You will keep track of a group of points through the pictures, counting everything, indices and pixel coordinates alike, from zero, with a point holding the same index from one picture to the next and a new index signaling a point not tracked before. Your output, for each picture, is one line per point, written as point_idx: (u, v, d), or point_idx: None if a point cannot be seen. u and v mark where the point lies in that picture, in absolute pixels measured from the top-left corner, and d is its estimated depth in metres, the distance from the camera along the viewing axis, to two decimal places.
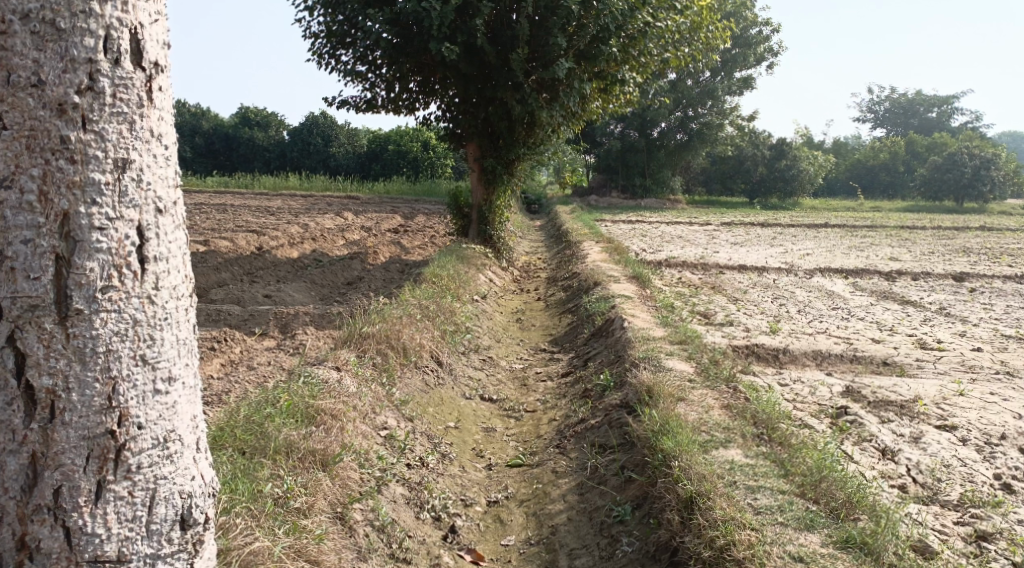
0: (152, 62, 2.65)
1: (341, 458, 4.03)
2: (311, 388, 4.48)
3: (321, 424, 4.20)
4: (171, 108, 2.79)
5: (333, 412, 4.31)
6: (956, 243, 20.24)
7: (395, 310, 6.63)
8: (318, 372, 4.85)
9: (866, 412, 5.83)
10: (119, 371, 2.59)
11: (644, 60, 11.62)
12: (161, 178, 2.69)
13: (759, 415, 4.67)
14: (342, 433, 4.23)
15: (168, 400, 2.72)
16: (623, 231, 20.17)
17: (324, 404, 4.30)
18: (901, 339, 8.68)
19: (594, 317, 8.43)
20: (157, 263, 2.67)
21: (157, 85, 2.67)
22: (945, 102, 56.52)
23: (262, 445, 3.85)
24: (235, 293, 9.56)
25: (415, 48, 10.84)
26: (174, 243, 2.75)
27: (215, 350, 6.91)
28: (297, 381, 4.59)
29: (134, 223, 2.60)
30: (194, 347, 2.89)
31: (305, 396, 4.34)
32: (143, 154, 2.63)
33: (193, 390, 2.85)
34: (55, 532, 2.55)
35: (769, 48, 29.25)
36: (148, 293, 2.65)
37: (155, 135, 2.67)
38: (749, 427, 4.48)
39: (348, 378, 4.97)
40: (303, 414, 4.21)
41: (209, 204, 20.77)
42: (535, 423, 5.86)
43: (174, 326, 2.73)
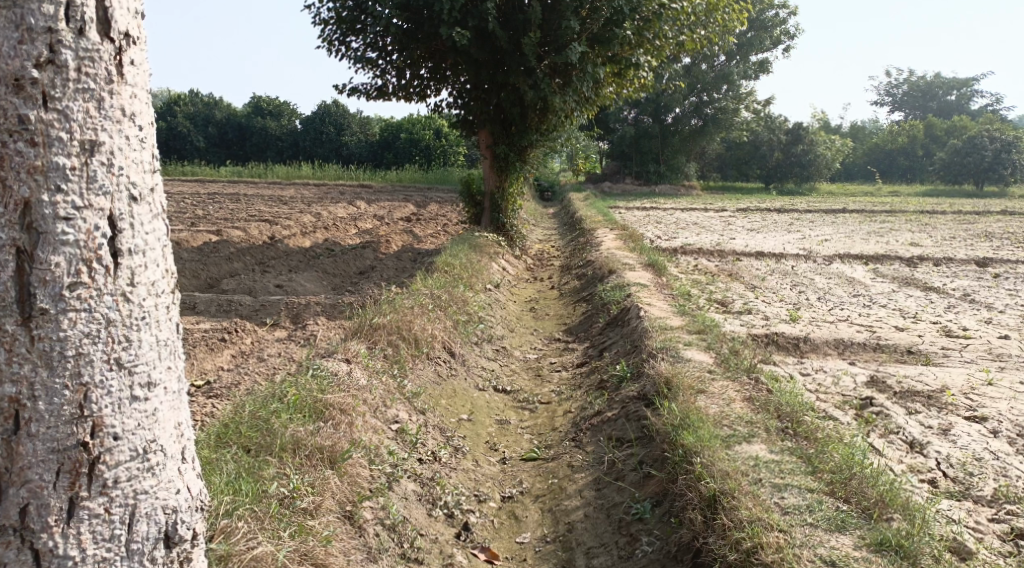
0: (123, 33, 2.55)
1: (350, 454, 3.91)
2: (320, 381, 4.35)
3: (329, 419, 4.08)
4: (145, 84, 2.69)
5: (341, 406, 4.19)
6: (978, 228, 19.88)
7: (406, 301, 6.50)
8: (327, 364, 4.72)
9: (892, 403, 5.66)
10: (92, 377, 2.50)
11: (659, 43, 11.40)
12: (135, 162, 2.60)
13: (782, 407, 4.51)
14: (351, 429, 4.11)
15: (147, 408, 2.65)
16: (638, 217, 19.97)
17: (332, 399, 4.18)
18: (924, 326, 8.47)
19: (609, 306, 8.27)
20: (131, 257, 2.58)
21: (128, 59, 2.57)
22: (965, 84, 55.65)
23: (267, 443, 3.73)
24: (246, 283, 9.46)
25: (426, 33, 10.68)
26: (150, 234, 2.66)
27: (225, 340, 6.81)
28: (306, 374, 4.46)
29: (105, 212, 2.51)
30: (176, 349, 2.81)
31: (312, 390, 4.21)
32: (114, 136, 2.53)
33: (175, 396, 2.79)
34: (22, 555, 2.45)
35: (786, 31, 28.77)
36: (122, 290, 2.56)
37: (127, 114, 2.57)
38: (773, 420, 4.32)
39: (358, 370, 4.84)
40: (311, 409, 4.09)
41: (222, 193, 20.73)
42: (550, 416, 5.72)
43: (152, 326, 2.65)
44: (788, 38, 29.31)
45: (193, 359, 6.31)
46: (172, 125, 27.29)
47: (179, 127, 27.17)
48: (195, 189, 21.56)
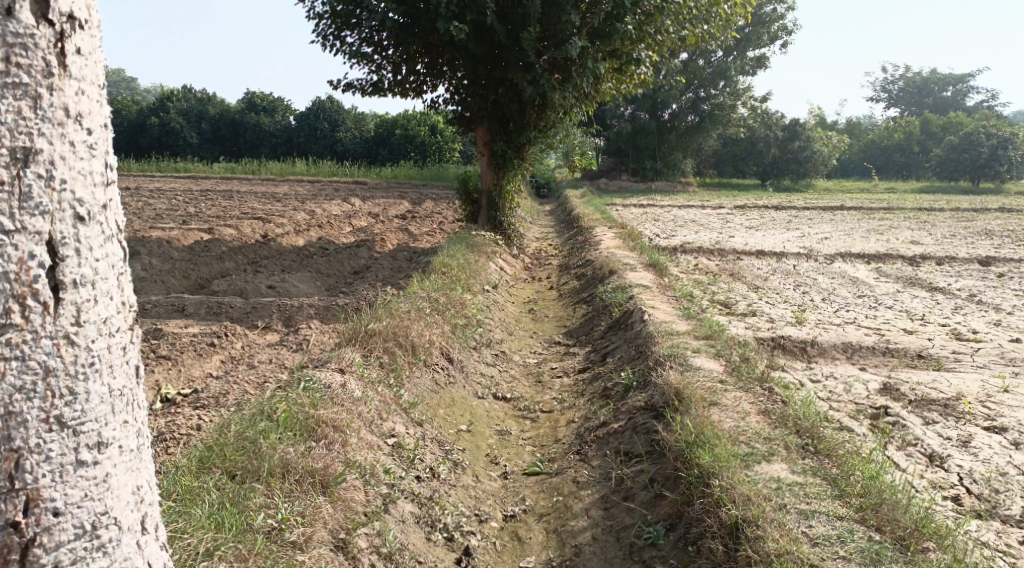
0: (65, 15, 2.25)
1: (344, 477, 3.69)
2: (312, 395, 4.12)
3: (322, 438, 3.87)
4: (93, 77, 2.39)
5: (335, 423, 3.97)
6: (978, 226, 19.69)
7: (403, 304, 6.27)
8: (321, 375, 4.49)
9: (908, 413, 5.45)
10: (25, 441, 2.20)
11: (660, 38, 11.16)
12: (80, 174, 2.30)
13: (799, 422, 4.30)
14: (345, 448, 3.89)
15: (96, 474, 2.35)
16: (635, 215, 19.78)
17: (326, 415, 3.96)
18: (933, 329, 8.26)
19: (611, 308, 8.04)
20: (76, 290, 2.27)
21: (72, 45, 2.27)
22: (960, 81, 55.51)
23: (254, 467, 3.51)
24: (238, 284, 9.22)
25: (423, 28, 10.44)
26: (100, 261, 2.36)
27: (215, 346, 6.58)
28: (297, 387, 4.23)
29: (41, 236, 2.20)
30: (133, 399, 2.52)
31: (304, 405, 3.99)
32: (54, 142, 2.23)
33: (132, 456, 2.49)
34: None
35: (783, 27, 28.44)
36: (65, 331, 2.25)
37: (71, 115, 2.28)
38: (793, 436, 4.13)
39: (353, 381, 4.60)
40: (302, 426, 3.87)
41: (215, 190, 20.51)
42: (552, 426, 5.49)
43: (102, 374, 2.35)
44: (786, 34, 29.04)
45: (181, 365, 6.09)
46: (165, 121, 27.15)
47: (172, 123, 27.05)
48: (187, 186, 21.34)
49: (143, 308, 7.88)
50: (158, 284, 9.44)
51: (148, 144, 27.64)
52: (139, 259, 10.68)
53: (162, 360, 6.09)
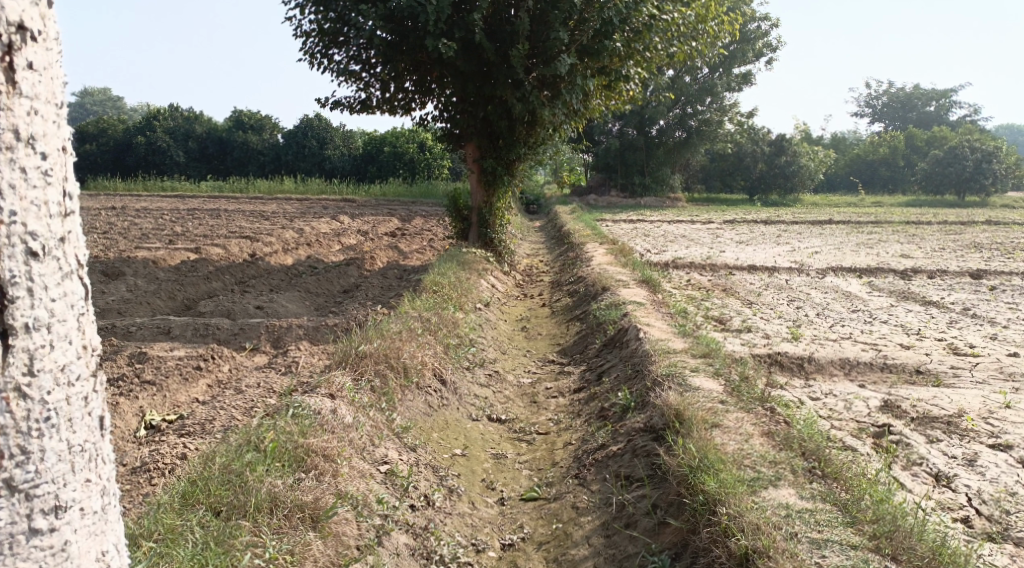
0: (15, 24, 2.10)
1: (336, 510, 3.57)
2: (301, 423, 3.98)
3: (313, 468, 3.75)
4: (49, 94, 2.23)
5: (326, 451, 3.85)
6: (966, 239, 19.73)
7: (394, 325, 6.14)
8: (310, 400, 4.34)
9: (911, 431, 5.35)
10: None
11: (649, 55, 11.12)
12: (33, 206, 2.16)
13: (804, 444, 4.22)
14: (337, 480, 3.76)
15: (52, 540, 2.23)
16: (625, 230, 19.73)
17: (316, 444, 3.83)
18: (930, 344, 8.18)
19: (605, 326, 7.93)
20: (29, 336, 2.15)
21: (22, 60, 2.13)
22: (944, 95, 55.97)
23: (241, 503, 3.38)
24: (225, 305, 9.08)
25: (411, 45, 10.36)
26: (58, 301, 2.24)
27: (201, 369, 6.45)
28: (285, 414, 4.08)
29: None
30: (97, 454, 2.40)
31: (293, 433, 3.85)
32: (3, 172, 2.10)
33: (95, 519, 2.37)
34: None
35: (768, 44, 28.59)
36: (18, 381, 2.14)
37: (23, 139, 2.15)
38: (799, 460, 4.05)
39: (344, 406, 4.46)
40: (291, 456, 3.75)
41: (202, 209, 20.35)
42: (549, 448, 5.36)
43: (59, 430, 2.23)
44: (771, 50, 29.18)
45: (166, 390, 5.95)
46: (152, 140, 27.11)
47: (159, 142, 26.99)
48: (174, 205, 21.16)
49: (127, 332, 7.73)
50: (142, 305, 9.29)
51: (135, 163, 27.47)
52: (124, 282, 10.53)
53: (147, 385, 5.95)
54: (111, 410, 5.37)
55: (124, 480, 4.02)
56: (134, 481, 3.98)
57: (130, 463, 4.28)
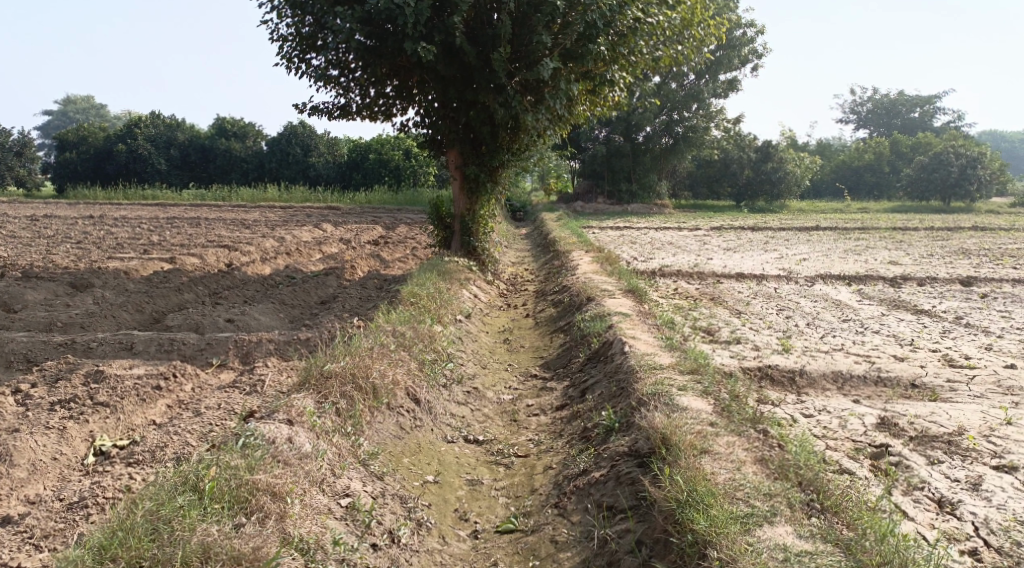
0: None
1: (280, 559, 3.63)
2: (250, 457, 3.99)
3: (257, 511, 3.79)
4: None
5: (275, 490, 3.88)
6: (955, 245, 19.55)
7: (365, 340, 5.79)
8: (264, 427, 4.29)
9: (911, 451, 5.04)
10: None
11: (634, 59, 10.84)
12: None
13: (801, 473, 4.09)
14: (284, 522, 3.81)
15: None
16: (612, 238, 19.44)
17: (262, 482, 3.86)
18: (925, 356, 7.90)
19: (590, 339, 7.61)
20: None
21: None
22: (928, 101, 56.10)
23: (168, 555, 3.48)
24: (193, 318, 8.72)
25: (390, 49, 10.02)
26: None
27: (161, 390, 6.13)
28: (235, 445, 4.09)
29: None
30: None
31: (238, 470, 3.88)
32: None
33: None
34: None
35: (754, 50, 28.41)
36: None
37: None
38: (796, 491, 3.96)
39: (303, 435, 4.38)
40: (230, 496, 3.79)
41: (182, 217, 19.95)
42: (528, 473, 5.04)
43: None
44: (756, 56, 28.99)
45: (120, 413, 5.68)
46: (133, 147, 26.61)
47: (140, 149, 26.49)
48: (154, 213, 20.73)
49: (87, 348, 7.37)
50: (107, 319, 8.95)
51: (116, 171, 26.96)
52: (91, 294, 10.18)
53: (99, 407, 5.68)
54: (57, 436, 5.03)
55: (58, 518, 3.98)
56: (68, 518, 3.96)
57: (67, 498, 4.12)
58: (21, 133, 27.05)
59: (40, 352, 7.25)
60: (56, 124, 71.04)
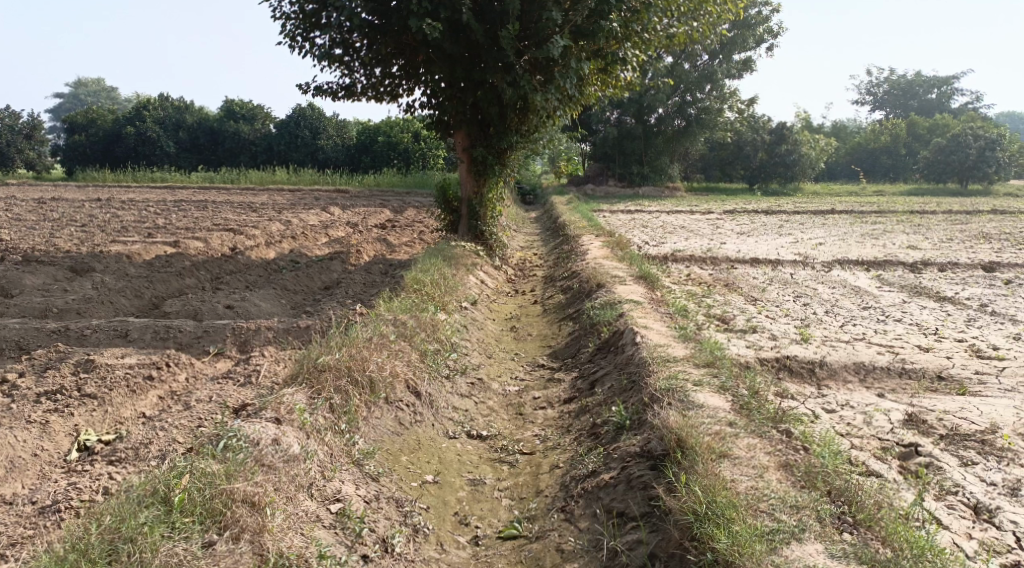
0: None
1: None
2: (228, 464, 3.81)
3: (232, 524, 3.61)
4: None
5: (253, 501, 3.70)
6: (974, 229, 19.10)
7: (363, 330, 5.50)
8: (248, 427, 4.09)
9: (942, 451, 4.74)
10: None
11: (647, 36, 10.45)
12: None
13: (829, 481, 3.86)
14: (261, 537, 3.62)
15: None
16: (623, 221, 19.09)
17: (239, 492, 3.69)
18: (951, 346, 7.56)
19: (599, 328, 7.31)
20: None
21: None
22: (945, 83, 55.19)
23: None
24: (192, 304, 8.47)
25: (394, 26, 9.68)
26: None
27: (152, 380, 5.87)
28: (216, 448, 3.92)
29: None
30: None
31: (214, 480, 3.71)
32: None
33: None
34: None
35: (768, 30, 27.83)
36: None
37: None
38: (826, 503, 3.73)
39: (291, 435, 4.18)
40: (202, 510, 3.63)
41: (189, 200, 19.73)
42: (533, 473, 4.76)
43: None
44: (771, 36, 28.37)
45: (109, 405, 5.46)
46: (141, 130, 26.38)
47: (148, 132, 26.27)
48: (162, 196, 20.52)
49: (81, 335, 7.11)
50: (105, 305, 8.72)
51: (125, 154, 26.73)
52: (89, 279, 9.93)
53: (86, 400, 5.46)
54: (39, 431, 4.78)
55: (28, 524, 3.82)
56: (38, 525, 3.80)
57: (40, 501, 3.96)
58: (29, 115, 26.79)
59: (32, 339, 6.99)
60: (67, 106, 70.98)
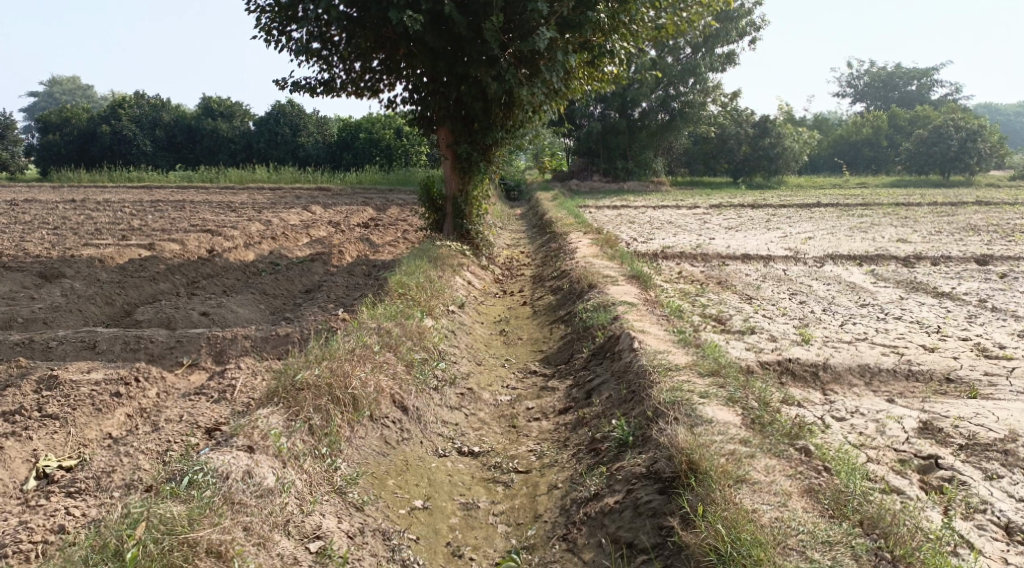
0: None
1: None
2: (190, 510, 3.55)
3: None
4: None
5: (219, 550, 3.48)
6: (961, 221, 18.93)
7: (345, 342, 5.17)
8: (218, 462, 3.86)
9: (965, 463, 4.43)
10: None
11: (635, 28, 10.12)
12: None
13: (861, 510, 3.73)
14: None
15: None
16: (610, 217, 18.79)
17: (205, 540, 3.46)
18: (956, 345, 7.30)
19: (593, 332, 7.00)
20: None
21: None
22: (925, 74, 55.22)
23: None
24: (165, 312, 8.09)
25: (373, 19, 9.30)
26: None
27: (120, 397, 5.49)
28: (180, 487, 3.71)
29: None
30: None
31: (174, 528, 3.46)
32: None
33: None
34: None
35: (751, 23, 27.55)
36: None
37: None
38: (861, 537, 3.60)
39: (266, 468, 3.97)
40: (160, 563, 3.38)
41: (166, 200, 19.26)
42: (530, 495, 4.56)
43: None
44: (754, 29, 28.10)
45: (72, 426, 5.10)
46: (117, 129, 25.80)
47: (125, 131, 25.71)
48: (138, 196, 20.05)
49: (46, 347, 6.72)
50: (73, 314, 8.33)
51: (101, 153, 26.13)
52: (59, 285, 9.52)
53: (47, 421, 5.10)
54: None
55: None
56: None
57: None
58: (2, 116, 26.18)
59: None
60: (43, 105, 69.84)
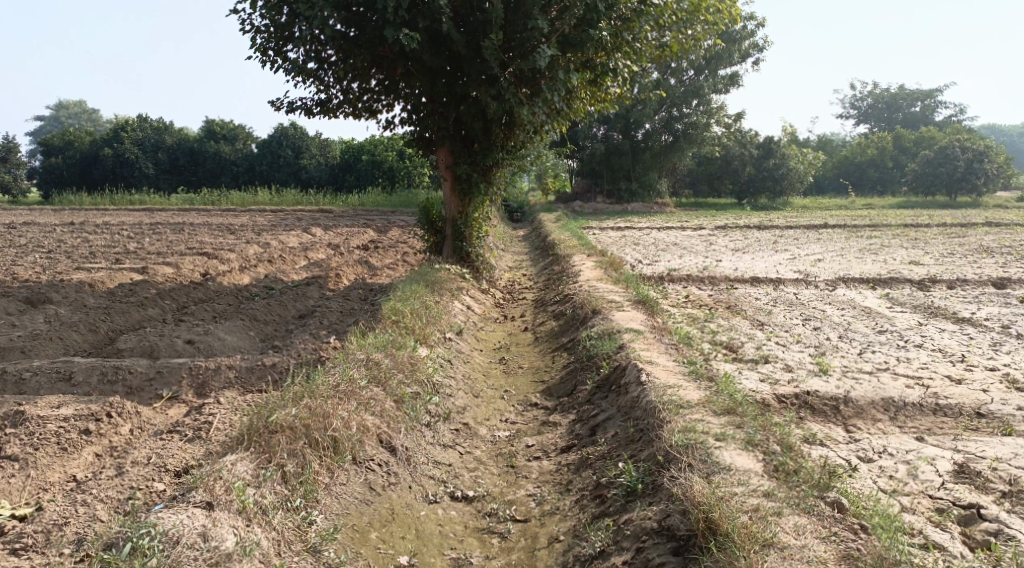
0: None
1: None
2: None
3: None
4: None
5: None
6: (973, 242, 18.48)
7: (329, 377, 4.77)
8: (173, 522, 3.54)
9: (1012, 513, 4.00)
10: None
11: (640, 45, 9.77)
12: None
13: None
14: None
15: None
16: (614, 239, 18.45)
17: None
18: (984, 376, 6.85)
19: (597, 362, 6.59)
20: None
21: None
22: (929, 95, 54.94)
23: None
24: (149, 340, 7.69)
25: (369, 37, 8.98)
26: None
27: (89, 435, 5.09)
28: (119, 553, 3.41)
29: None
30: None
31: None
32: None
33: None
34: None
35: (754, 43, 27.29)
36: None
37: None
38: None
39: (227, 528, 3.63)
40: None
41: (165, 223, 18.89)
42: (528, 548, 4.22)
43: None
44: (757, 50, 27.82)
45: (34, 468, 4.70)
46: (120, 151, 25.54)
47: (127, 153, 25.42)
48: (138, 219, 19.73)
49: (18, 379, 6.32)
50: (53, 342, 7.93)
51: (103, 176, 25.86)
52: (42, 312, 9.13)
53: (5, 464, 4.69)
54: None
55: None
56: None
57: None
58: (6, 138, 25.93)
59: None
60: (48, 128, 69.98)
